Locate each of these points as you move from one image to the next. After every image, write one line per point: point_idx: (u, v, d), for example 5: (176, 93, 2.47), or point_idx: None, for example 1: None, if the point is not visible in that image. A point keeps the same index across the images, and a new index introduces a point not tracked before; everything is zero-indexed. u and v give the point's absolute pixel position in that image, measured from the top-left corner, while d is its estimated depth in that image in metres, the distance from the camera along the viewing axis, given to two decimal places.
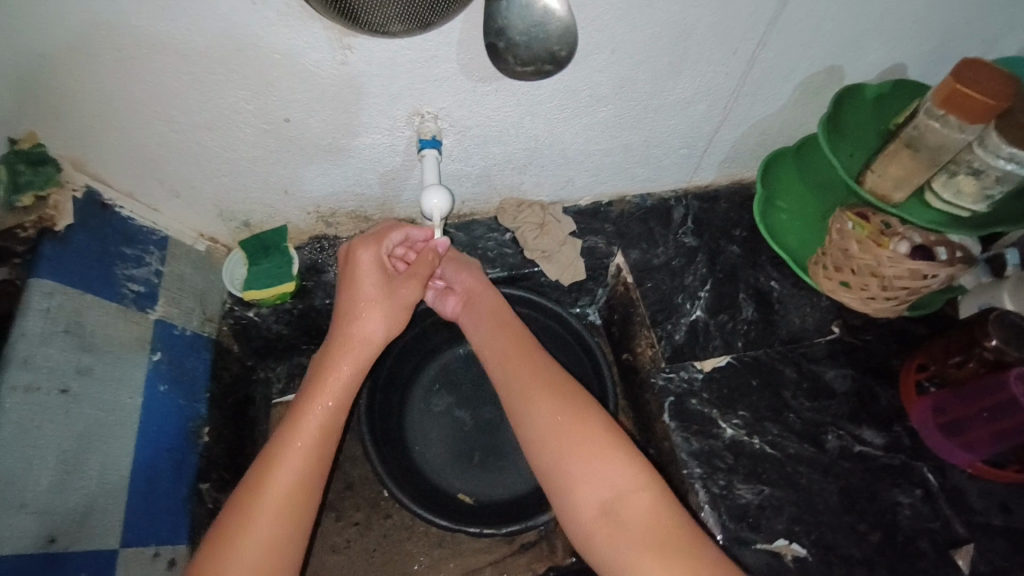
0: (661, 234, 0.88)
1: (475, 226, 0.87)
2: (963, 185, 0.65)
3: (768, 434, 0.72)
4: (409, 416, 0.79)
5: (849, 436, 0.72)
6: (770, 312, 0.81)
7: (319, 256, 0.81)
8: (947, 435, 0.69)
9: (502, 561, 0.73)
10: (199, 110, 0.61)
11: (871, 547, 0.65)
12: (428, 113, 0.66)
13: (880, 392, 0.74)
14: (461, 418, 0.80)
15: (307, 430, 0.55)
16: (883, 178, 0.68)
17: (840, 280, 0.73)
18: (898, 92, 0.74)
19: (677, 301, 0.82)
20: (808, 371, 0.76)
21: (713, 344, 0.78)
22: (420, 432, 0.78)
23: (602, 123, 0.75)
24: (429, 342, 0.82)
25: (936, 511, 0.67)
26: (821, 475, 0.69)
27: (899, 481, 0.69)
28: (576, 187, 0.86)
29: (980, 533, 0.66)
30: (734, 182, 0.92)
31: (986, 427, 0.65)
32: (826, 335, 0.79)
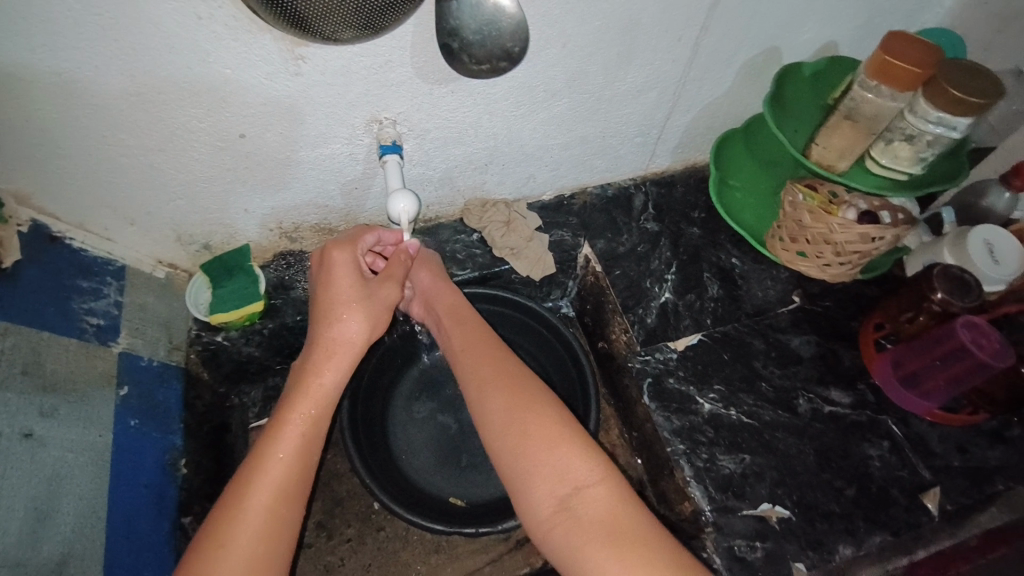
0: (625, 222, 0.90)
1: (441, 230, 0.87)
2: (900, 151, 0.69)
3: (744, 405, 0.74)
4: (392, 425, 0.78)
5: (818, 398, 0.75)
6: (735, 288, 0.84)
7: (286, 272, 0.80)
8: (906, 386, 0.74)
9: (500, 560, 0.73)
10: (150, 132, 0.59)
11: (849, 500, 0.68)
12: (386, 119, 0.66)
13: (843, 354, 0.78)
14: (445, 423, 0.80)
15: (293, 437, 0.54)
16: (827, 150, 0.72)
17: (797, 251, 0.77)
18: (834, 68, 0.78)
19: (646, 285, 0.84)
20: (774, 341, 0.80)
21: (684, 324, 0.81)
22: (405, 441, 0.78)
23: (559, 117, 0.76)
24: (406, 349, 0.81)
25: (903, 460, 0.71)
26: (796, 438, 0.72)
27: (867, 436, 0.72)
28: (538, 182, 0.87)
29: (944, 475, 0.70)
30: (689, 166, 0.95)
31: (940, 374, 0.70)
32: (788, 305, 0.83)
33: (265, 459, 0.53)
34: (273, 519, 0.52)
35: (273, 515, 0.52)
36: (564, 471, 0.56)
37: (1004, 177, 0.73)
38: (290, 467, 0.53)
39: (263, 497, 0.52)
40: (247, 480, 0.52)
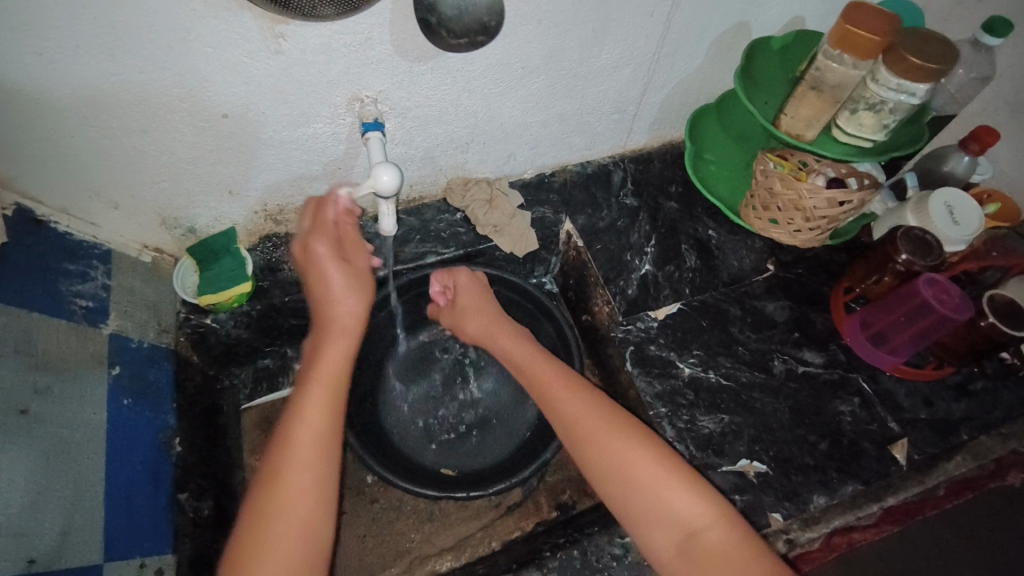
0: (604, 197, 0.93)
1: (425, 209, 0.88)
2: (865, 119, 0.72)
3: (722, 368, 0.77)
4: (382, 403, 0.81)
5: (792, 359, 0.78)
6: (711, 259, 0.87)
7: (272, 255, 0.80)
8: (875, 345, 0.77)
9: (492, 525, 0.75)
10: (133, 112, 0.60)
11: (822, 453, 0.72)
12: (367, 98, 0.67)
13: (815, 317, 0.82)
14: (433, 400, 0.83)
15: (316, 404, 0.58)
16: (796, 119, 0.75)
17: (769, 218, 0.79)
18: (800, 43, 0.81)
19: (626, 258, 0.87)
20: (750, 307, 0.83)
21: (664, 294, 0.83)
22: (397, 416, 0.80)
23: (537, 94, 0.78)
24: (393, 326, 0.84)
25: (872, 414, 0.75)
26: (772, 397, 0.75)
27: (839, 393, 0.76)
28: (519, 161, 0.89)
29: (911, 427, 0.74)
30: (665, 142, 0.97)
31: (906, 330, 0.73)
32: (762, 273, 0.86)
33: (297, 427, 0.56)
34: (317, 482, 0.55)
35: (315, 476, 0.55)
36: (678, 507, 0.58)
37: (962, 142, 0.76)
38: (320, 430, 0.57)
39: (304, 464, 0.55)
40: (284, 450, 0.55)
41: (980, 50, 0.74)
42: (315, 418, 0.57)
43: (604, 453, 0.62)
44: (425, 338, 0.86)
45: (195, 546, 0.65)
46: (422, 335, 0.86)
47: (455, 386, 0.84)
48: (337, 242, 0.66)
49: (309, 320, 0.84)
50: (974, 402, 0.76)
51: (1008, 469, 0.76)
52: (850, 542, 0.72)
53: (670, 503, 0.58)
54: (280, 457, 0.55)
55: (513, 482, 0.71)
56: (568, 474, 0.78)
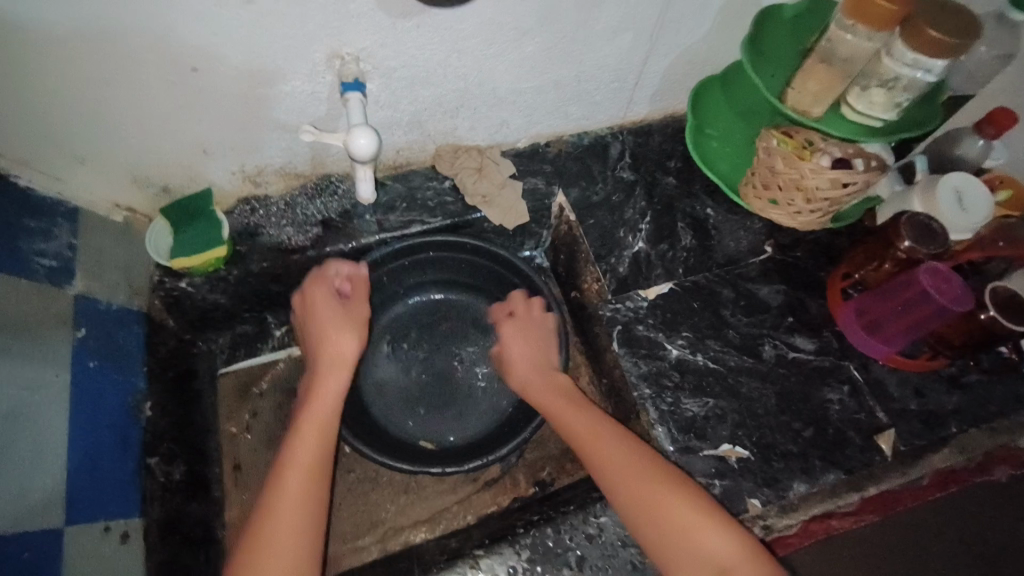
0: (599, 170, 0.89)
1: (413, 176, 0.85)
2: (875, 97, 0.69)
3: (710, 351, 0.75)
4: (366, 371, 0.80)
5: (783, 344, 0.76)
6: (707, 239, 0.84)
7: (251, 219, 0.78)
8: (868, 333, 0.75)
9: (468, 500, 0.75)
10: (92, 61, 0.57)
11: (806, 441, 0.70)
12: (348, 54, 0.64)
13: (809, 302, 0.79)
14: (419, 369, 0.81)
15: (307, 436, 0.61)
16: (803, 94, 0.71)
17: (769, 198, 0.76)
18: (813, 12, 0.77)
19: (619, 235, 0.84)
20: (743, 290, 0.80)
21: (656, 273, 0.81)
22: (378, 389, 0.79)
23: (530, 58, 0.74)
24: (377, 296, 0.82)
25: (861, 404, 0.73)
26: (760, 382, 0.74)
27: (828, 381, 0.74)
28: (511, 129, 0.85)
29: (900, 418, 0.72)
30: (667, 115, 0.93)
31: (902, 320, 0.71)
32: (759, 255, 0.83)
33: (292, 457, 0.59)
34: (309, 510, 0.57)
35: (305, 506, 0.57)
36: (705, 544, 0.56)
37: (979, 125, 0.72)
38: (311, 460, 0.60)
39: (296, 494, 0.57)
40: (277, 481, 0.58)
41: (1004, 25, 0.70)
42: (308, 451, 0.60)
43: (637, 488, 0.59)
44: (419, 299, 0.84)
45: (165, 511, 0.65)
46: (416, 298, 0.85)
47: (443, 352, 0.82)
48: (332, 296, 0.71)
49: (290, 287, 0.82)
50: (966, 395, 0.74)
51: (997, 465, 0.74)
52: (827, 530, 0.71)
53: (695, 542, 0.56)
54: (271, 487, 0.58)
55: (488, 461, 0.70)
56: (548, 452, 0.77)
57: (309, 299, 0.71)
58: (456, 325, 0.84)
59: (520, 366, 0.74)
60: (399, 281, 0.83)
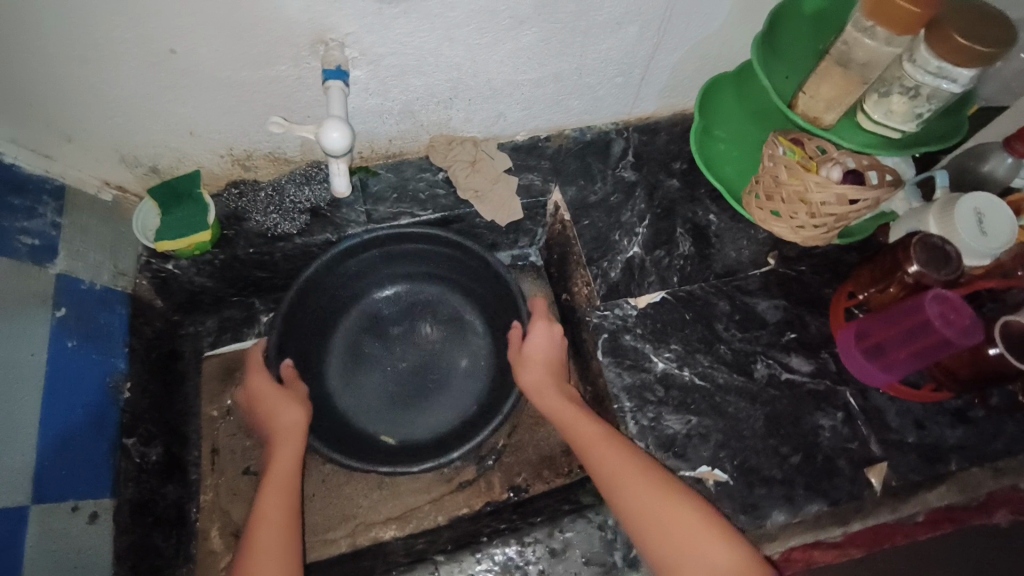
0: (599, 169, 0.86)
1: (405, 166, 0.83)
2: (894, 105, 0.63)
3: (699, 366, 0.72)
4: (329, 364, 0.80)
5: (777, 364, 0.73)
6: (706, 247, 0.80)
7: (239, 203, 0.77)
8: (868, 359, 0.70)
9: (441, 500, 0.74)
10: (68, 39, 0.55)
11: (792, 468, 0.67)
12: (333, 40, 0.61)
13: (810, 320, 0.75)
14: (387, 367, 0.80)
15: (273, 491, 0.61)
16: (815, 99, 0.66)
17: (771, 209, 0.72)
18: (837, 8, 0.72)
19: (614, 238, 0.81)
20: (740, 303, 0.76)
21: (649, 280, 0.78)
22: (348, 380, 0.79)
23: (529, 48, 0.70)
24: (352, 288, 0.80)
25: (854, 432, 0.69)
26: (748, 403, 0.70)
27: (822, 405, 0.70)
28: (509, 122, 0.82)
29: (896, 450, 0.68)
30: (675, 113, 0.89)
31: (904, 349, 0.66)
32: (761, 268, 0.79)
33: (263, 521, 0.58)
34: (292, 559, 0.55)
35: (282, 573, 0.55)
36: (710, 556, 0.54)
37: (1007, 142, 0.66)
38: (283, 519, 0.58)
39: (272, 548, 0.56)
40: (248, 548, 0.56)
41: None
42: (276, 512, 0.59)
43: (639, 500, 0.58)
44: (388, 294, 0.82)
45: (138, 491, 0.65)
46: (386, 293, 0.83)
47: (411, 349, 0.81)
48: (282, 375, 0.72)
49: (277, 274, 0.81)
50: (968, 430, 0.69)
51: (998, 506, 0.70)
52: (808, 561, 0.68)
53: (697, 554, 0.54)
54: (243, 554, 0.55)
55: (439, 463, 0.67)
56: (525, 458, 0.75)
57: (256, 384, 0.71)
58: (428, 325, 0.83)
59: (533, 361, 0.73)
60: (371, 274, 0.81)
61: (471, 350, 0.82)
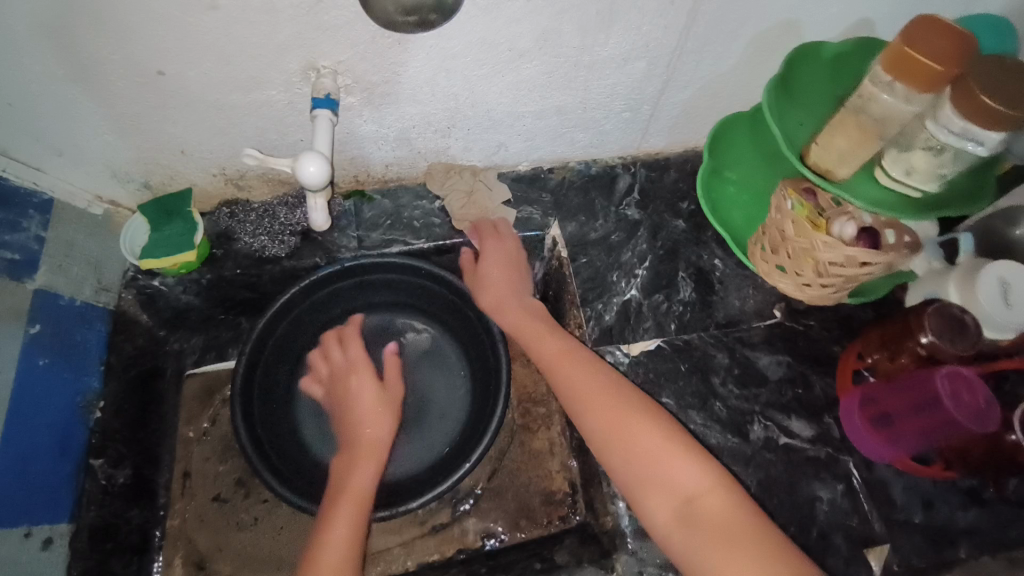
0: (602, 205, 0.82)
1: (402, 193, 0.81)
2: (915, 162, 0.59)
3: (691, 424, 0.68)
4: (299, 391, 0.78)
5: (775, 426, 0.68)
6: (709, 294, 0.76)
7: (230, 222, 0.76)
8: (874, 430, 0.65)
9: (412, 544, 0.71)
10: (55, 58, 0.54)
11: None
12: (324, 67, 0.60)
13: (815, 380, 0.71)
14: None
15: (346, 505, 0.60)
16: (828, 151, 0.62)
17: (776, 263, 0.68)
18: (860, 52, 0.67)
19: (611, 279, 0.77)
20: (740, 357, 0.72)
21: (644, 326, 0.74)
22: (317, 411, 0.78)
23: (530, 81, 0.68)
24: (326, 314, 0.79)
25: (855, 507, 0.64)
26: (741, 467, 0.66)
27: (821, 475, 0.66)
28: (511, 152, 0.80)
29: (900, 531, 0.63)
30: (687, 150, 0.85)
31: (913, 423, 0.62)
32: (765, 320, 0.74)
33: (331, 530, 0.58)
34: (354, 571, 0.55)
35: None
36: (677, 475, 0.54)
37: None
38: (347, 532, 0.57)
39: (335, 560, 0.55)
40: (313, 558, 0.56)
41: None
42: (342, 526, 0.58)
43: (604, 424, 0.58)
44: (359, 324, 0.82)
45: (99, 516, 0.64)
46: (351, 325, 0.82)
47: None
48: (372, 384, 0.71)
49: (263, 294, 0.80)
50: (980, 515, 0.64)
51: None
52: None
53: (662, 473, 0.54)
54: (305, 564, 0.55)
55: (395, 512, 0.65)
56: (502, 506, 0.72)
57: (349, 399, 0.70)
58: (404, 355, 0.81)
59: (488, 284, 0.72)
60: (342, 304, 0.80)
61: (445, 382, 0.80)
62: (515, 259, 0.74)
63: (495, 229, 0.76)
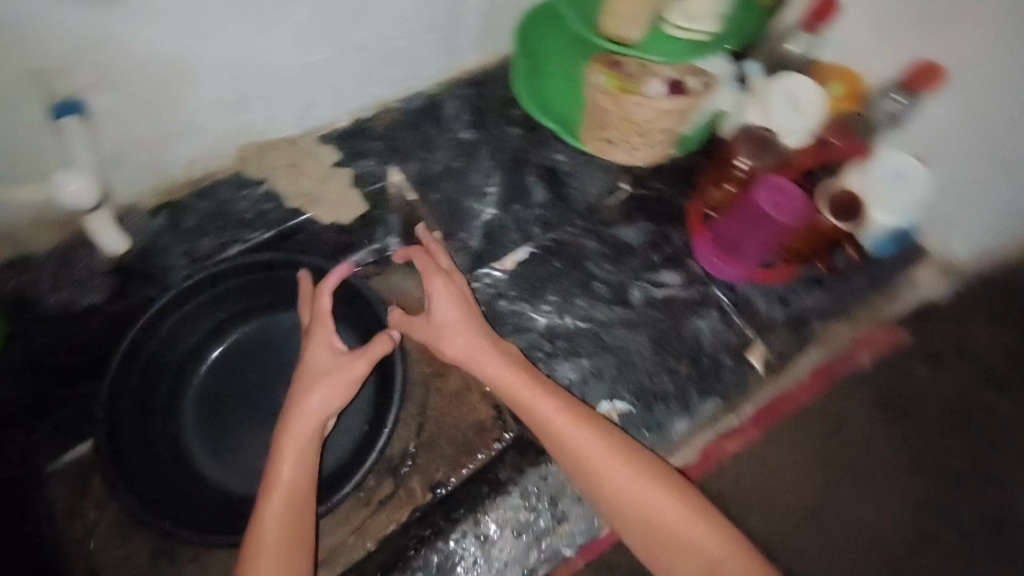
0: (436, 136, 0.80)
1: (219, 188, 0.72)
2: (691, 7, 0.63)
3: (579, 309, 0.72)
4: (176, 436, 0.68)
5: (648, 283, 0.74)
6: (561, 188, 0.79)
7: (20, 283, 0.63)
8: (726, 256, 0.74)
9: (365, 527, 0.68)
10: None
11: (683, 377, 0.70)
12: (53, 72, 0.52)
13: (672, 233, 0.77)
14: (246, 430, 0.69)
15: (280, 500, 0.54)
16: (619, 19, 0.65)
17: (605, 139, 0.73)
18: None
19: (468, 205, 0.77)
20: (604, 236, 0.77)
21: (511, 238, 0.76)
22: (207, 449, 0.68)
23: (307, 27, 0.63)
24: (176, 345, 0.69)
25: (730, 326, 0.73)
26: (630, 330, 0.72)
27: (697, 310, 0.74)
28: (323, 109, 0.74)
29: (767, 331, 0.73)
30: (503, 57, 0.84)
31: (753, 237, 0.70)
32: (616, 195, 0.79)
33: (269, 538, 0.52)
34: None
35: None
36: (690, 547, 0.51)
37: (806, 23, 0.71)
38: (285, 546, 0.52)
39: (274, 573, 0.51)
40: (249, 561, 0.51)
41: None
42: (281, 525, 0.53)
43: (607, 480, 0.54)
44: (220, 345, 0.71)
45: None
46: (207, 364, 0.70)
47: (272, 397, 0.69)
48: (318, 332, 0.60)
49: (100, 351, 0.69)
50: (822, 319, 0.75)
51: None
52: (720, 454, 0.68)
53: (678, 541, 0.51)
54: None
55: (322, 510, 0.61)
56: (440, 453, 0.71)
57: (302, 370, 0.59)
58: (281, 358, 0.71)
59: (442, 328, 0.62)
60: (186, 329, 0.69)
61: None
62: (463, 296, 0.63)
63: (433, 245, 0.68)
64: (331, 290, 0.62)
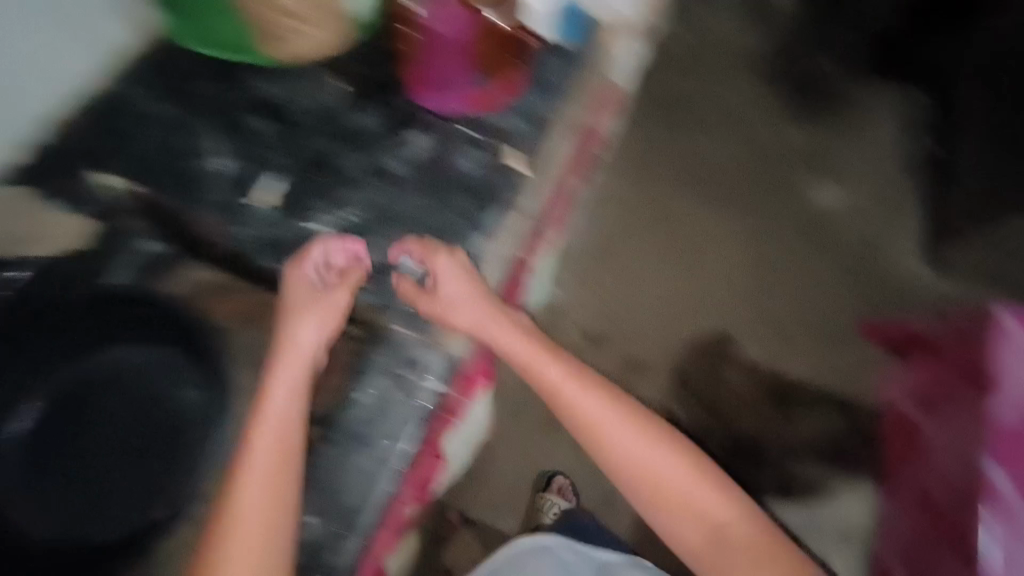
0: (131, 125, 0.79)
1: None
2: None
3: (347, 201, 0.76)
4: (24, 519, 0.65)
5: (397, 149, 0.79)
6: (279, 112, 0.80)
7: None
8: (444, 89, 0.78)
9: None
10: None
11: (462, 207, 0.77)
12: None
13: (394, 100, 0.81)
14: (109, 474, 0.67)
15: (257, 491, 0.59)
16: None
17: (280, 40, 0.79)
18: None
19: (196, 168, 0.77)
20: (340, 131, 0.80)
21: (256, 177, 0.78)
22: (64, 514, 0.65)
23: None
24: None
25: (484, 147, 0.79)
26: (400, 194, 0.77)
27: (450, 150, 0.79)
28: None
29: (515, 135, 0.80)
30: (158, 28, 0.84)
31: (440, 55, 0.76)
32: (331, 92, 0.82)
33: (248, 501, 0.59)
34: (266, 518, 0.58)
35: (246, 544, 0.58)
36: (716, 517, 0.70)
37: None
38: (263, 500, 0.59)
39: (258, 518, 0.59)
40: (225, 538, 0.58)
41: None
42: (256, 511, 0.59)
43: (636, 461, 0.70)
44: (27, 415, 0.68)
45: None
46: (26, 420, 0.68)
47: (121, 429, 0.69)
48: (312, 292, 0.69)
49: None
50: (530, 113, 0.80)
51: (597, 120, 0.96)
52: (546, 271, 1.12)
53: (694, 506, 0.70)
54: (223, 527, 0.59)
55: None
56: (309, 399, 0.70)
57: (294, 303, 0.68)
58: (106, 394, 0.70)
59: (448, 309, 0.69)
60: None
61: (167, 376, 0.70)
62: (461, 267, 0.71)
63: (434, 244, 0.71)
64: (328, 247, 0.72)
